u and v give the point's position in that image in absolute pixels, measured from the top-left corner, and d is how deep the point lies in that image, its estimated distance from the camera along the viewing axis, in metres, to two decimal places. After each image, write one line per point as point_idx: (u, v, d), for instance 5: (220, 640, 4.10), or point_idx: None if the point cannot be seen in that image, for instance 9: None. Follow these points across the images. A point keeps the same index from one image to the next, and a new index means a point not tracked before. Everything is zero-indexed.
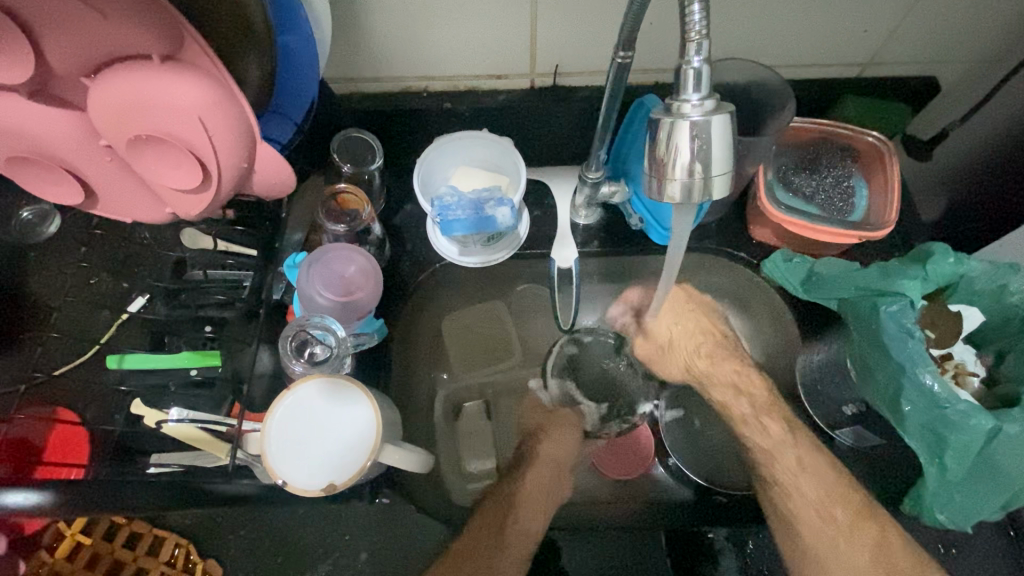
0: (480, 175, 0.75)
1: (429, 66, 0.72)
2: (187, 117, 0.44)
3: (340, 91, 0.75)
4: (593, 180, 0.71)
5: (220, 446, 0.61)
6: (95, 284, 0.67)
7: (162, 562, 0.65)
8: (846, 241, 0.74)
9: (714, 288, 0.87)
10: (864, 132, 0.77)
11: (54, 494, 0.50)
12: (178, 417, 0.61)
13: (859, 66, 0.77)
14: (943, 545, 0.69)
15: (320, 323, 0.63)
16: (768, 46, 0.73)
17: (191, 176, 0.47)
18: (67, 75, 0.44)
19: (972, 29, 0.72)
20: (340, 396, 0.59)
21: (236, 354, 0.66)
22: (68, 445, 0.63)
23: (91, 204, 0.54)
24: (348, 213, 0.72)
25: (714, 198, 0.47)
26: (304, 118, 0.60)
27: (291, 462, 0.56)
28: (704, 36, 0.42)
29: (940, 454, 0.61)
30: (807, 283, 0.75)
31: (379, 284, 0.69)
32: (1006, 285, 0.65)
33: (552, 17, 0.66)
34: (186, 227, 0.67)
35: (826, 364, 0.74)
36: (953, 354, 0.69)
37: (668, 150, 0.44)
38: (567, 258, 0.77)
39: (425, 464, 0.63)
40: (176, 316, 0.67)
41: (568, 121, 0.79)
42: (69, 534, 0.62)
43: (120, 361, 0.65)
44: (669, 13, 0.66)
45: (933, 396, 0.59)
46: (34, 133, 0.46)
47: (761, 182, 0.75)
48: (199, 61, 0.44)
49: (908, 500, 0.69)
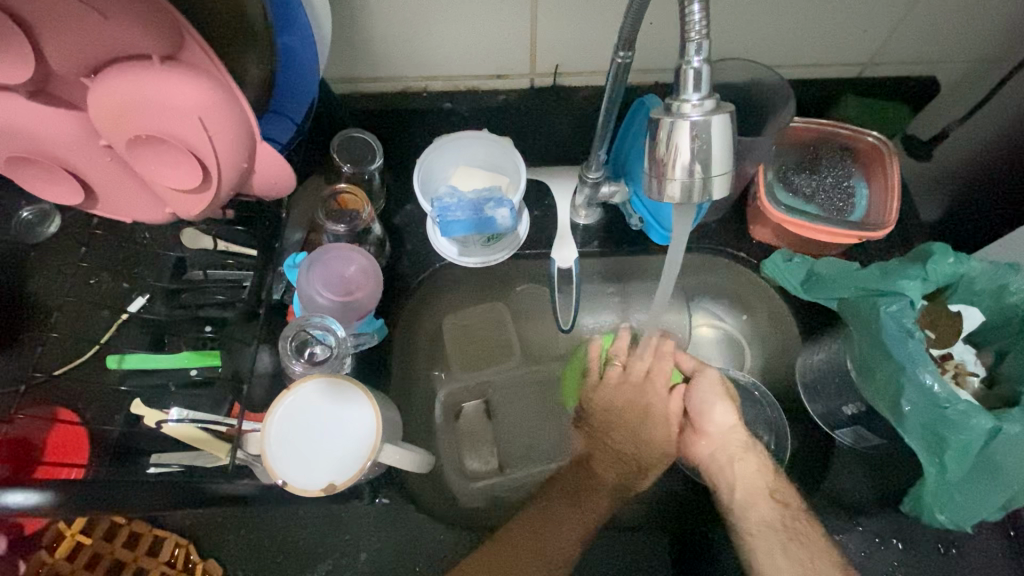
0: (481, 175, 0.75)
1: (429, 67, 0.72)
2: (187, 117, 0.44)
3: (340, 92, 0.75)
4: (593, 180, 0.71)
5: (220, 446, 0.60)
6: (95, 284, 0.67)
7: (162, 562, 0.64)
8: (846, 241, 0.74)
9: (714, 289, 0.87)
10: (864, 132, 0.76)
11: (55, 494, 0.49)
12: (178, 417, 0.61)
13: (859, 66, 0.77)
14: (943, 546, 0.68)
15: (320, 323, 0.63)
16: (767, 46, 0.73)
17: (190, 176, 0.47)
18: (68, 76, 0.44)
19: (972, 28, 0.72)
20: (341, 396, 0.59)
21: (235, 353, 0.65)
22: (68, 444, 0.63)
23: (91, 204, 0.54)
24: (348, 212, 0.72)
25: (715, 198, 0.47)
26: (304, 118, 0.60)
27: (290, 461, 0.56)
28: (703, 36, 0.42)
29: (941, 454, 0.61)
30: (807, 283, 0.75)
31: (379, 283, 0.69)
32: (1006, 285, 0.65)
33: (551, 16, 0.65)
34: (186, 227, 0.67)
35: (827, 364, 0.74)
36: (953, 354, 0.69)
37: (668, 149, 0.44)
38: (567, 258, 0.77)
39: (425, 464, 0.63)
40: (175, 316, 0.66)
41: (568, 121, 0.79)
42: (69, 533, 0.62)
43: (120, 361, 0.65)
44: (669, 12, 0.66)
45: (933, 396, 0.59)
46: (34, 133, 0.46)
47: (761, 182, 0.75)
48: (198, 61, 0.44)
49: (908, 500, 0.69)
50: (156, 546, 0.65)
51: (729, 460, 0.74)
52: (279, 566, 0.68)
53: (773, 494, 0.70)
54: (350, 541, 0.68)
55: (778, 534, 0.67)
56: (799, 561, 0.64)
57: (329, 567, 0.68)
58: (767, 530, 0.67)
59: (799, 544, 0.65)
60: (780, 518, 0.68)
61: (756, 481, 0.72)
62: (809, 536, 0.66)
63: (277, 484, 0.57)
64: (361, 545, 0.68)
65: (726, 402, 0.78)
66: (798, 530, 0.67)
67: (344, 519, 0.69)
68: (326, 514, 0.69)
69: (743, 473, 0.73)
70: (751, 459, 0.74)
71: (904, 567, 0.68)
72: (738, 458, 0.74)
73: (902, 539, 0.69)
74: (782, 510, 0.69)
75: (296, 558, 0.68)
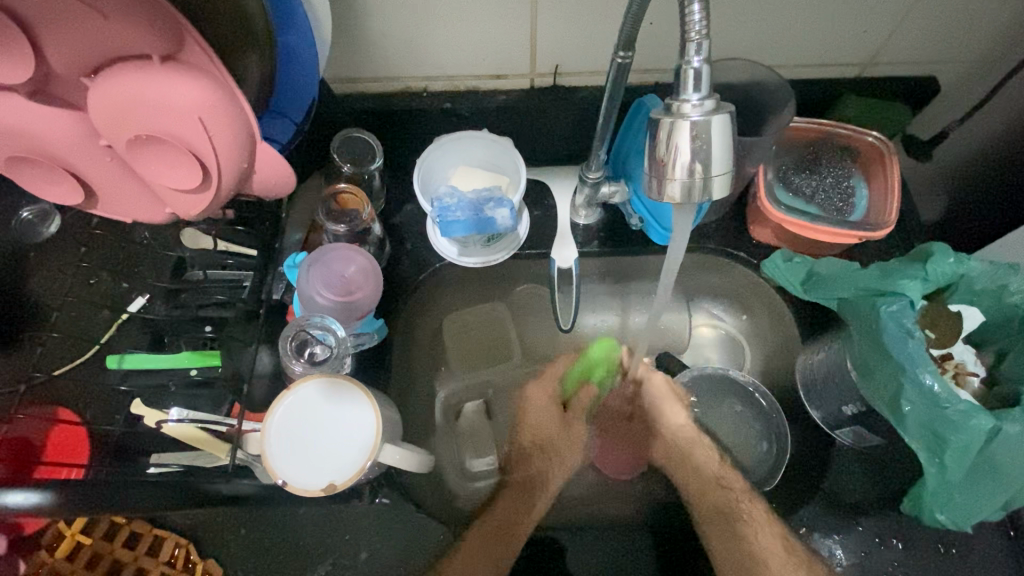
0: (480, 175, 0.75)
1: (429, 66, 0.72)
2: (188, 117, 0.44)
3: (340, 92, 0.75)
4: (593, 180, 0.71)
5: (220, 446, 0.61)
6: (95, 285, 0.67)
7: (162, 562, 0.64)
8: (845, 241, 0.74)
9: (713, 288, 0.87)
10: (864, 132, 0.77)
11: (54, 494, 0.49)
12: (178, 417, 0.61)
13: (859, 66, 0.77)
14: (944, 545, 0.68)
15: (320, 323, 0.63)
16: (768, 46, 0.73)
17: (191, 176, 0.47)
18: (68, 76, 0.44)
19: (972, 29, 0.72)
20: (340, 396, 0.59)
21: (235, 354, 0.65)
22: (68, 444, 0.63)
23: (91, 204, 0.54)
24: (348, 213, 0.72)
25: (714, 198, 0.47)
26: (304, 118, 0.60)
27: (290, 462, 0.56)
28: (703, 36, 0.42)
29: (940, 454, 0.61)
30: (806, 282, 0.75)
31: (379, 283, 0.69)
32: (1007, 286, 0.65)
33: (552, 16, 0.65)
34: (186, 227, 0.67)
35: (825, 364, 0.74)
36: (953, 354, 0.69)
37: (668, 149, 0.44)
38: (567, 258, 0.77)
39: (425, 464, 0.63)
40: (175, 315, 0.66)
41: (568, 121, 0.79)
42: (69, 533, 0.62)
43: (120, 361, 0.65)
44: (669, 13, 0.66)
45: (933, 396, 0.59)
46: (35, 133, 0.46)
47: (761, 182, 0.75)
48: (199, 61, 0.44)
49: (908, 500, 0.69)
50: (155, 546, 0.65)
51: (684, 456, 0.81)
52: (279, 565, 0.68)
53: (719, 481, 0.77)
54: (350, 541, 0.68)
55: (729, 518, 0.72)
56: (745, 535, 0.70)
57: (329, 567, 0.67)
58: (718, 513, 0.73)
59: (743, 522, 0.71)
60: (732, 503, 0.74)
61: (704, 474, 0.78)
62: (753, 516, 0.71)
63: (277, 484, 0.57)
64: (361, 545, 0.68)
65: (675, 400, 0.83)
66: (736, 513, 0.72)
67: (344, 519, 0.69)
68: (326, 514, 0.69)
69: (694, 470, 0.79)
70: (701, 453, 0.81)
71: (904, 567, 0.68)
72: (688, 452, 0.81)
73: (902, 540, 0.69)
74: (722, 493, 0.75)
75: (296, 558, 0.68)
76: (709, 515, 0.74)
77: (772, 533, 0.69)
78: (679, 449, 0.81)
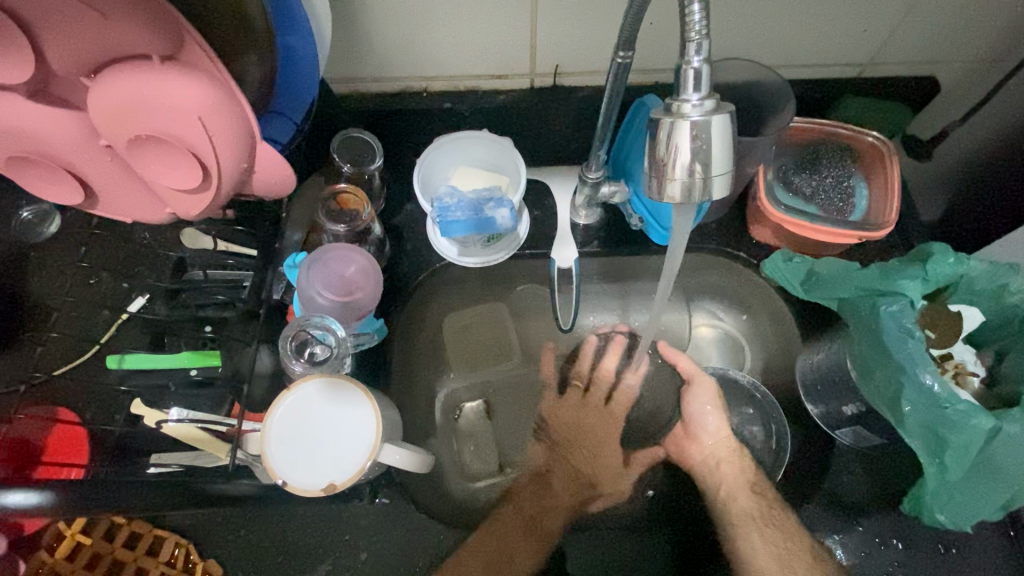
0: (480, 175, 0.75)
1: (428, 66, 0.72)
2: (187, 117, 0.44)
3: (340, 92, 0.75)
4: (593, 180, 0.71)
5: (219, 446, 0.61)
6: (96, 284, 0.67)
7: (162, 562, 0.64)
8: (845, 241, 0.74)
9: (713, 289, 0.87)
10: (864, 132, 0.77)
11: (55, 494, 0.49)
12: (178, 417, 0.62)
13: (859, 66, 0.77)
14: (943, 545, 0.69)
15: (320, 323, 0.62)
16: (767, 46, 0.73)
17: (190, 176, 0.47)
18: (68, 76, 0.44)
19: (972, 29, 0.72)
20: (340, 396, 0.59)
21: (235, 354, 0.65)
22: (68, 444, 0.63)
23: (91, 204, 0.54)
24: (348, 213, 0.71)
25: (714, 198, 0.47)
26: (304, 118, 0.60)
27: (290, 461, 0.56)
28: (703, 36, 0.42)
29: (940, 454, 0.61)
30: (807, 282, 0.75)
31: (378, 283, 0.70)
32: (1006, 285, 0.65)
33: (552, 16, 0.65)
34: (186, 227, 0.67)
35: (826, 364, 0.74)
36: (953, 354, 0.69)
37: (668, 149, 0.44)
38: (567, 257, 0.77)
39: (425, 464, 0.63)
40: (176, 315, 0.66)
41: (568, 121, 0.79)
42: (69, 533, 0.62)
43: (120, 361, 0.65)
44: (669, 13, 0.66)
45: (933, 396, 0.59)
46: (35, 133, 0.46)
47: (761, 182, 0.75)
48: (198, 61, 0.44)
49: (908, 500, 0.69)
50: (155, 546, 0.65)
51: (716, 463, 0.79)
52: (279, 565, 0.68)
53: (752, 486, 0.75)
54: (349, 541, 0.69)
55: (756, 521, 0.71)
56: (774, 541, 0.68)
57: (329, 567, 0.68)
58: (746, 518, 0.72)
59: (779, 527, 0.69)
60: (758, 507, 0.72)
61: (739, 479, 0.77)
62: (787, 521, 0.69)
63: (277, 484, 0.57)
64: (361, 545, 0.68)
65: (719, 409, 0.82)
66: (773, 518, 0.70)
67: (344, 519, 0.69)
68: (327, 514, 0.69)
69: (729, 474, 0.78)
70: (736, 462, 0.79)
71: (905, 567, 0.68)
72: (723, 459, 0.79)
73: (902, 539, 0.69)
74: (756, 498, 0.73)
75: (296, 558, 0.68)
76: (742, 519, 0.73)
77: (801, 540, 0.67)
78: (714, 456, 0.80)
